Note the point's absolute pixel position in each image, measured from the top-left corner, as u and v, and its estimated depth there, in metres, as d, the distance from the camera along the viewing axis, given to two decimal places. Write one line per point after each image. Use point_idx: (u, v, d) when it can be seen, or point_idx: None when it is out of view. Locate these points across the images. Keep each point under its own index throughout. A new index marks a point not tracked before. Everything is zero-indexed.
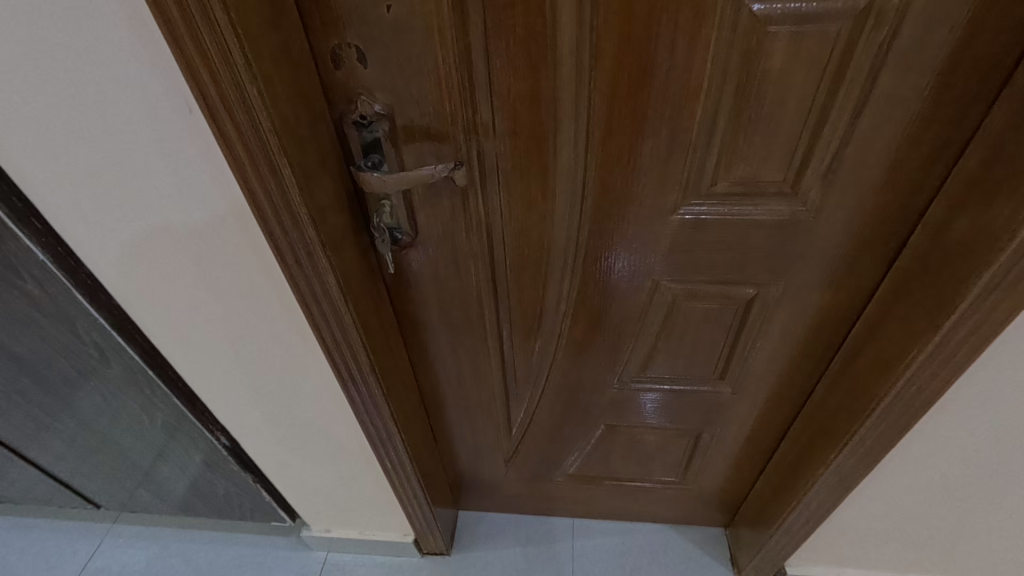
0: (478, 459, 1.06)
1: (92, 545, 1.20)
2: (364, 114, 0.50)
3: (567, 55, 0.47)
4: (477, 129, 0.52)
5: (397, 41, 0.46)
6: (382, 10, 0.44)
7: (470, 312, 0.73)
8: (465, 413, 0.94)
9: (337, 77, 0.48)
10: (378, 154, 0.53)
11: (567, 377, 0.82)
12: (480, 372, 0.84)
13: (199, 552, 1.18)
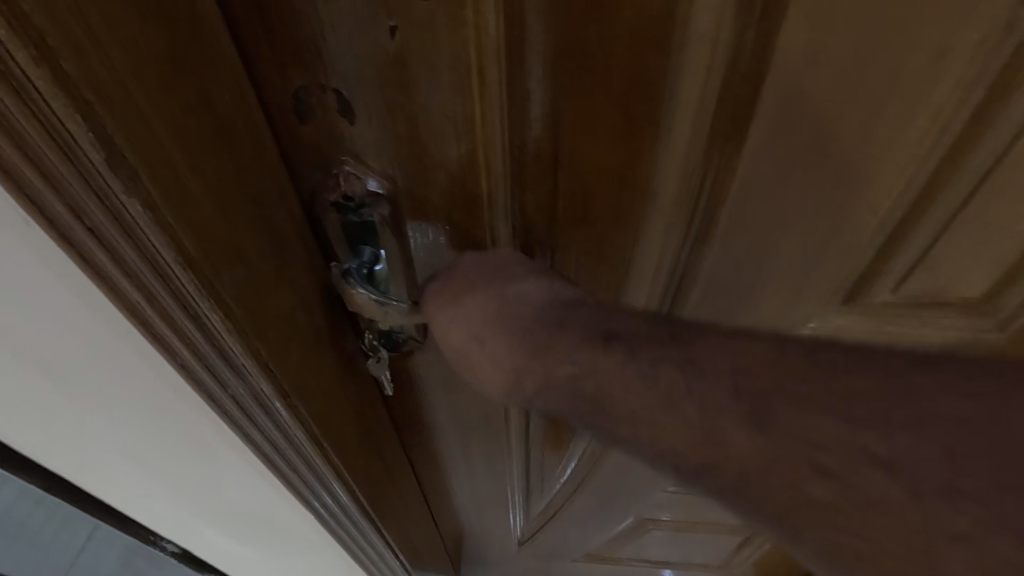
0: (487, 538, 0.90)
1: None
2: (350, 194, 0.31)
3: (688, 116, 0.28)
4: (527, 211, 0.33)
5: (404, 85, 0.27)
6: (383, 33, 0.25)
7: (492, 414, 0.55)
8: (473, 501, 0.77)
9: (303, 136, 0.29)
10: (371, 247, 0.33)
11: (609, 472, 0.66)
12: (497, 470, 0.67)
13: None
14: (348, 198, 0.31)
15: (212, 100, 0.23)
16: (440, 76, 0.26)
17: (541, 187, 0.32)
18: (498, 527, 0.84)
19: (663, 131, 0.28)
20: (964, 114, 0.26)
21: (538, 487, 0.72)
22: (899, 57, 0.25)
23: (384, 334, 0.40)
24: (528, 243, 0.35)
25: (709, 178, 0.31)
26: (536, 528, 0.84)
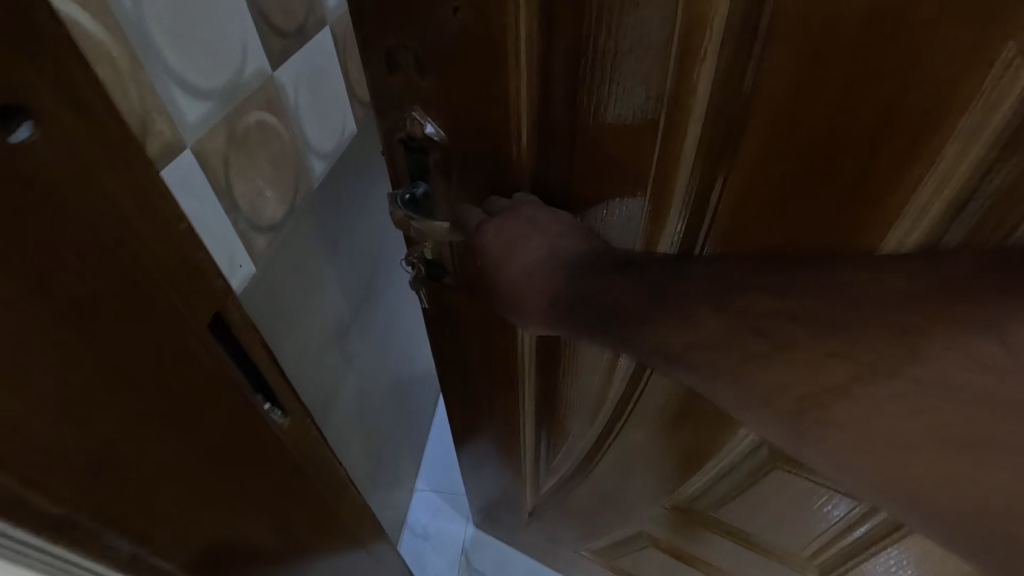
0: (513, 480, 0.98)
1: None
2: (413, 134, 0.45)
3: (700, 74, 0.35)
4: (545, 155, 0.44)
5: (459, 49, 0.39)
6: (450, 11, 0.37)
7: (506, 365, 0.66)
8: (492, 449, 0.89)
9: (390, 83, 0.43)
10: (424, 179, 0.48)
11: (632, 440, 0.69)
12: (510, 422, 0.78)
13: None
14: (411, 141, 0.45)
15: (99, 230, 0.29)
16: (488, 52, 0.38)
17: (561, 136, 0.42)
18: (523, 468, 0.91)
19: (675, 83, 0.36)
20: (951, 107, 0.30)
21: (565, 438, 0.78)
22: (864, 41, 0.29)
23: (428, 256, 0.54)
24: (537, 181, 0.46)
25: (722, 128, 0.37)
26: (564, 479, 0.90)
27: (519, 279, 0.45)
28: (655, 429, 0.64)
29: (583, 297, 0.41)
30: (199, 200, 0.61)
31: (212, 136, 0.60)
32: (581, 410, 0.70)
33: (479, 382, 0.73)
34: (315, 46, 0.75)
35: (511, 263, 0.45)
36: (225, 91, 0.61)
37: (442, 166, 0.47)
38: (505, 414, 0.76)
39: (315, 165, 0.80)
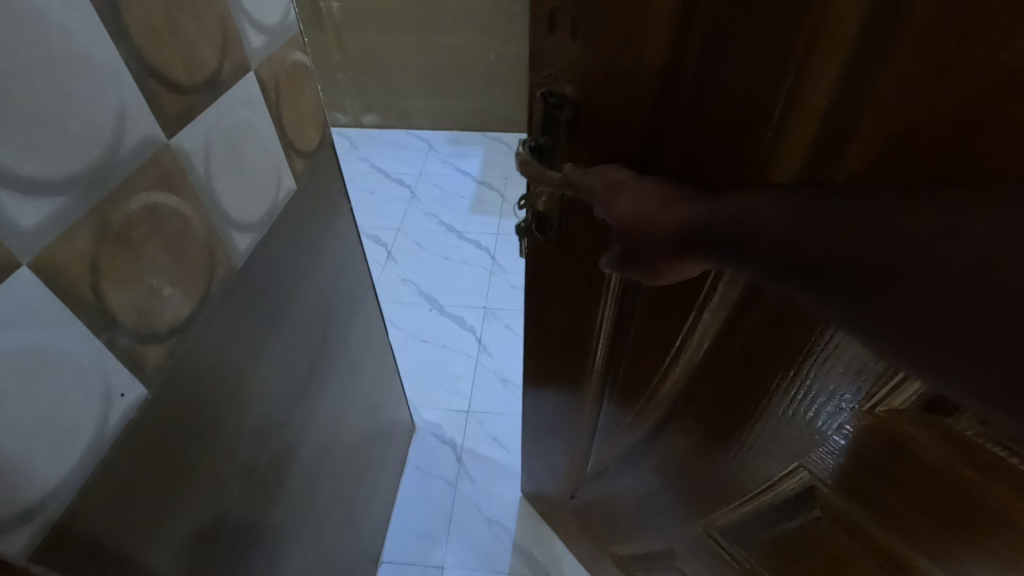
0: (563, 442, 0.97)
1: None
2: (553, 92, 0.44)
3: (825, 71, 0.32)
4: (663, 130, 0.42)
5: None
6: None
7: (584, 335, 0.68)
8: (551, 427, 0.94)
9: (544, 45, 0.42)
10: (550, 135, 0.46)
11: (710, 429, 0.62)
12: (571, 399, 0.83)
13: None
14: (552, 98, 0.44)
15: None
16: (619, 34, 0.38)
17: (677, 109, 0.40)
18: (582, 429, 0.88)
19: (792, 73, 0.34)
20: None
21: (637, 413, 0.71)
22: None
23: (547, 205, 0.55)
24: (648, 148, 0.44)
25: (839, 120, 0.34)
26: (615, 461, 0.86)
27: (643, 242, 0.44)
28: (745, 422, 0.57)
29: (711, 234, 0.40)
30: (34, 329, 0.38)
31: (66, 239, 0.39)
32: (669, 385, 0.62)
33: (572, 317, 0.67)
34: (235, 94, 0.57)
35: (632, 224, 0.43)
36: (88, 176, 0.40)
37: (572, 128, 0.45)
38: (588, 354, 0.71)
39: (235, 240, 0.58)
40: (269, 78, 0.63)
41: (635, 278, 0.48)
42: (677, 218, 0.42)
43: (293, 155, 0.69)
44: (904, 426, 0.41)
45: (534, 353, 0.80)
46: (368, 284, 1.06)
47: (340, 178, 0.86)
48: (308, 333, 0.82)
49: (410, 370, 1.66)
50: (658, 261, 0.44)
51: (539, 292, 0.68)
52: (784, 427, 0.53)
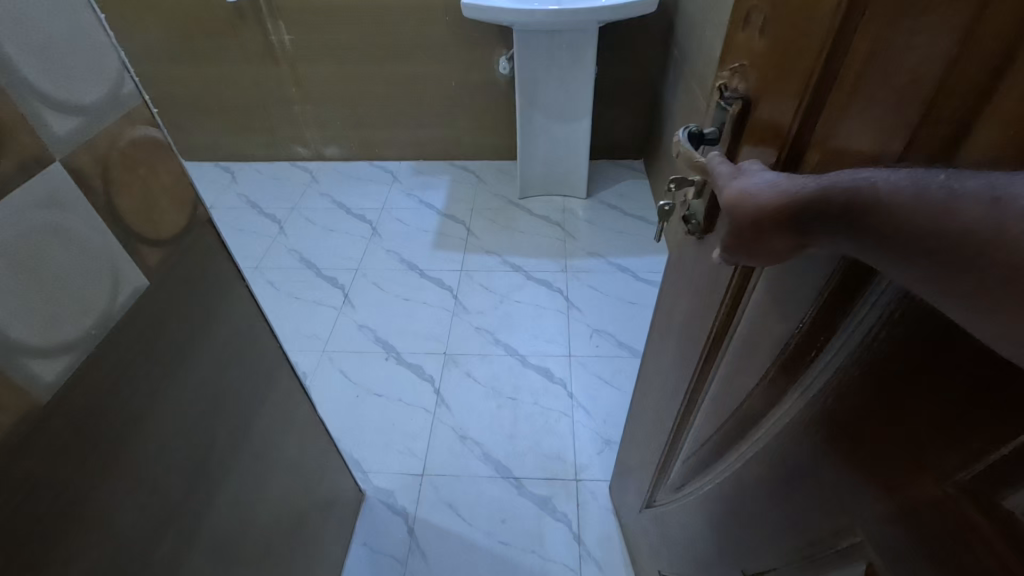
0: (658, 438, 0.93)
1: (310, 366, 1.71)
2: (731, 89, 0.50)
3: (966, 75, 0.30)
4: (807, 135, 0.41)
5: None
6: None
7: (703, 323, 0.67)
8: (656, 414, 0.94)
9: (739, 40, 0.49)
10: (717, 128, 0.52)
11: (770, 446, 0.54)
12: (676, 389, 0.81)
13: (354, 429, 1.54)
14: (728, 92, 0.50)
15: None
16: (786, 30, 0.42)
17: (818, 113, 0.39)
18: (676, 421, 0.83)
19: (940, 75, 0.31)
20: None
21: (718, 420, 0.66)
22: None
23: (698, 194, 0.59)
24: (794, 153, 0.42)
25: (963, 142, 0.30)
26: (692, 475, 0.79)
27: (745, 216, 0.42)
28: (803, 449, 0.48)
29: (819, 208, 0.36)
30: None
31: None
32: (756, 390, 0.56)
33: (707, 292, 0.64)
34: (34, 193, 0.47)
35: (739, 196, 0.43)
36: None
37: (738, 123, 0.49)
38: (704, 333, 0.66)
39: (35, 368, 0.48)
40: (92, 164, 0.52)
41: (750, 262, 0.46)
42: (786, 193, 0.39)
43: (142, 245, 0.59)
44: (977, 499, 0.33)
45: (675, 322, 0.78)
46: (280, 357, 0.95)
47: (226, 256, 0.76)
48: (189, 440, 0.71)
49: (363, 430, 1.54)
50: (757, 239, 0.42)
51: (688, 267, 0.70)
52: (836, 466, 0.44)
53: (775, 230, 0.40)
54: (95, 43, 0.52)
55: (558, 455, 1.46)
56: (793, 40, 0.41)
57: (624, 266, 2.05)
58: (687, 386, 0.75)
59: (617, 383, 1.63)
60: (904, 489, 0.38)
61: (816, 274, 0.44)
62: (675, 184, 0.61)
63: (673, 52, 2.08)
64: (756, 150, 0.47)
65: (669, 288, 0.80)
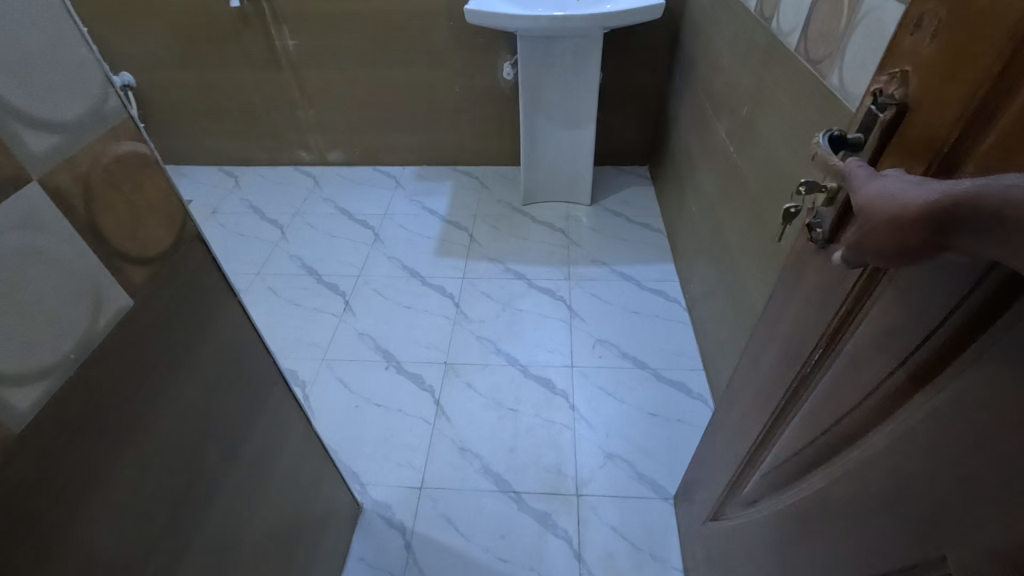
0: (737, 450, 0.91)
1: (312, 374, 1.71)
2: (886, 95, 0.49)
3: None
4: (970, 145, 0.41)
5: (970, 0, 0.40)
6: None
7: (809, 333, 0.65)
8: (738, 428, 0.91)
9: (903, 44, 0.47)
10: (864, 135, 0.51)
11: (866, 463, 0.53)
12: (767, 402, 0.79)
13: (357, 441, 1.52)
14: (882, 97, 0.49)
15: None
16: (967, 40, 0.41)
17: (987, 123, 0.39)
18: (762, 433, 0.80)
19: None
20: None
21: (807, 433, 0.65)
22: None
23: (828, 200, 0.58)
24: (948, 161, 0.43)
25: None
26: (768, 489, 0.77)
27: (879, 214, 0.43)
28: (907, 465, 0.47)
29: (955, 214, 0.37)
30: None
31: None
32: (861, 403, 0.55)
33: (824, 301, 0.61)
34: (6, 215, 0.45)
35: (877, 196, 0.44)
36: None
37: (889, 130, 0.49)
38: (813, 342, 0.64)
39: (11, 397, 0.47)
40: (72, 183, 0.50)
41: (878, 264, 0.47)
42: (930, 194, 0.39)
43: (127, 264, 0.57)
44: None
45: (779, 333, 0.74)
46: (274, 373, 0.93)
47: (218, 271, 0.74)
48: (177, 462, 0.69)
49: (361, 442, 1.52)
50: (886, 238, 0.43)
51: (799, 277, 0.68)
52: (940, 485, 0.43)
53: (909, 230, 0.40)
54: (76, 59, 0.51)
55: (559, 469, 1.43)
56: (976, 51, 0.40)
57: (628, 274, 2.02)
58: (781, 398, 0.73)
59: (620, 395, 1.60)
60: (1018, 519, 0.37)
61: (953, 287, 0.43)
62: (805, 189, 0.59)
63: (679, 58, 2.06)
64: (905, 160, 0.48)
65: (775, 297, 0.75)
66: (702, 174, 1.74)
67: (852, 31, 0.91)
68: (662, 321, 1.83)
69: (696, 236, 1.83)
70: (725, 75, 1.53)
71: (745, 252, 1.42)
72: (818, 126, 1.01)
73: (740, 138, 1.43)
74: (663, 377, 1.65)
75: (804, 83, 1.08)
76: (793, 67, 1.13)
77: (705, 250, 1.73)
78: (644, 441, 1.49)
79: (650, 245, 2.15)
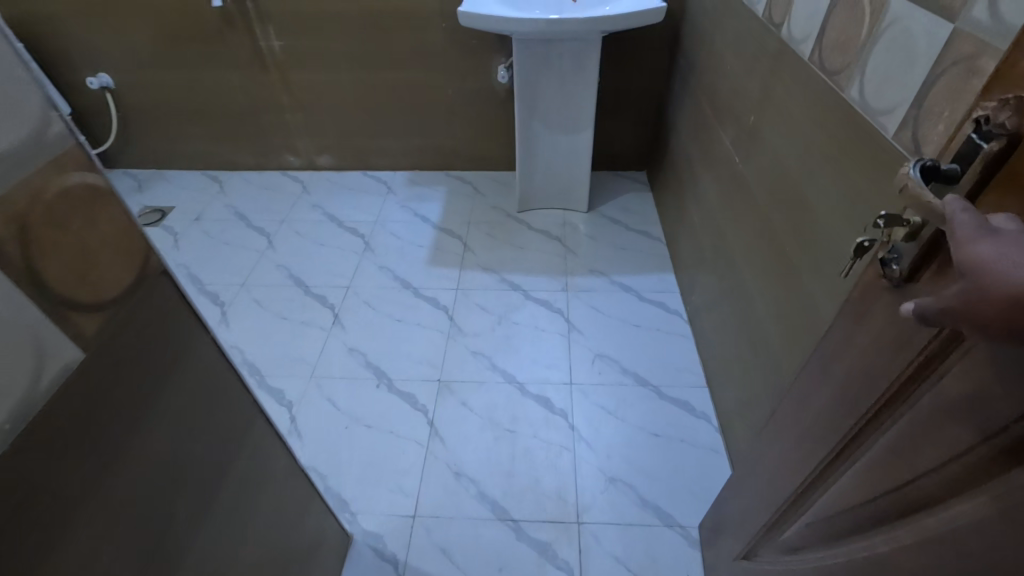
0: (776, 490, 0.85)
1: (300, 393, 1.63)
2: (993, 122, 0.43)
3: None
4: None
5: None
6: None
7: (875, 379, 0.59)
8: (776, 466, 0.85)
9: (1017, 69, 0.41)
10: (964, 166, 0.45)
11: (955, 536, 0.47)
12: (814, 446, 0.73)
13: (349, 467, 1.44)
14: (985, 125, 0.43)
15: None
16: None
17: None
18: (810, 478, 0.74)
19: None
20: None
21: (871, 488, 0.59)
22: None
23: (910, 235, 0.53)
24: None
25: None
26: (817, 539, 0.71)
27: (992, 283, 0.37)
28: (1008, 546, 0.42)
29: None
30: None
31: None
32: (945, 466, 0.49)
33: (901, 342, 0.55)
34: None
35: (990, 261, 0.38)
36: None
37: (995, 162, 0.44)
38: (882, 387, 0.58)
39: None
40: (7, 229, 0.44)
41: (971, 333, 0.41)
42: None
43: (77, 312, 0.50)
44: None
45: (836, 370, 0.67)
46: (254, 407, 0.86)
47: (185, 306, 0.67)
48: (143, 529, 0.61)
49: (351, 466, 1.45)
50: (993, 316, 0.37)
51: (862, 318, 0.62)
52: None
53: None
54: (10, 82, 0.43)
55: (558, 495, 1.37)
56: None
57: (628, 285, 1.96)
58: (836, 445, 0.67)
59: (620, 414, 1.54)
60: None
61: None
62: (884, 222, 0.54)
63: (679, 62, 2.00)
64: (1016, 202, 0.42)
65: (831, 332, 0.69)
66: (704, 183, 1.68)
67: (874, 41, 0.85)
68: (663, 335, 1.77)
69: (697, 247, 1.77)
70: (730, 82, 1.47)
71: (750, 268, 1.36)
72: (834, 140, 0.96)
73: (745, 148, 1.37)
74: (665, 394, 1.59)
75: (817, 94, 1.02)
76: (805, 76, 1.07)
77: (706, 261, 1.68)
78: (646, 463, 1.43)
79: (649, 254, 2.09)
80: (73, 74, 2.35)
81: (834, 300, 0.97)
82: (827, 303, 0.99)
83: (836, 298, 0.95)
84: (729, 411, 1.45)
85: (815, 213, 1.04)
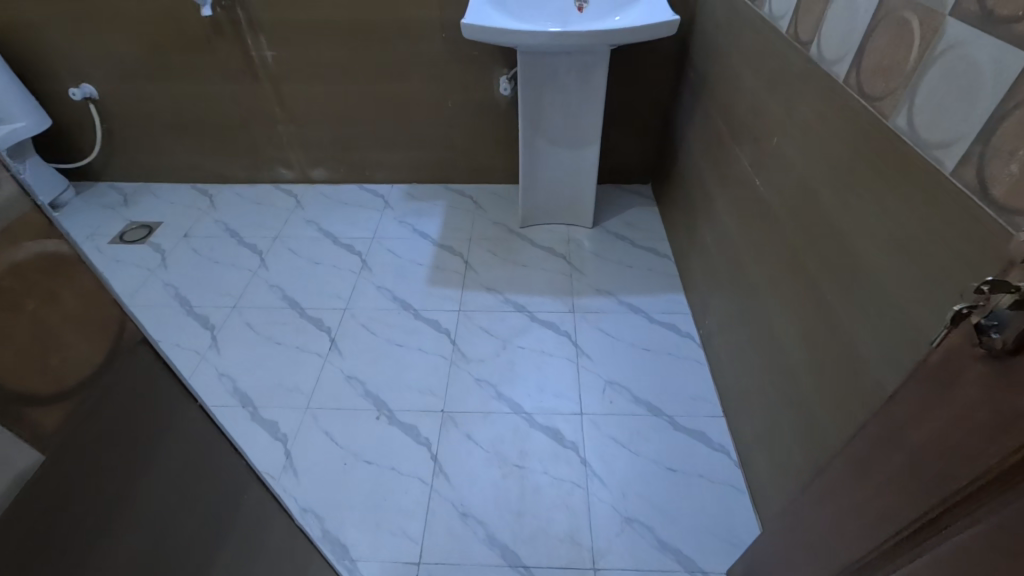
0: (826, 560, 0.77)
1: (295, 426, 1.54)
2: None
3: None
4: None
5: None
6: None
7: (958, 467, 0.52)
8: (825, 533, 0.78)
9: None
10: None
11: None
12: (878, 524, 0.65)
13: (348, 509, 1.35)
14: None
15: None
16: None
17: None
18: (872, 555, 0.66)
19: None
20: None
21: None
22: None
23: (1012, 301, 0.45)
24: None
25: None
26: None
27: None
28: None
29: None
30: None
31: None
32: None
33: (990, 429, 0.48)
34: None
35: None
36: None
37: None
38: (966, 478, 0.51)
39: None
40: None
41: None
42: None
43: (30, 406, 0.43)
44: None
45: (910, 440, 0.60)
46: (251, 471, 0.77)
47: (168, 374, 0.58)
48: None
49: (350, 508, 1.36)
50: None
51: (944, 393, 0.54)
52: None
53: None
54: None
55: (572, 538, 1.29)
56: None
57: (637, 306, 1.89)
58: (908, 530, 0.59)
59: (635, 448, 1.47)
60: None
61: None
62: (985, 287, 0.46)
63: (687, 74, 1.93)
64: None
65: (900, 400, 0.61)
66: (718, 202, 1.61)
67: (926, 69, 0.78)
68: (675, 360, 1.70)
69: (710, 268, 1.70)
70: (748, 100, 1.40)
71: (771, 296, 1.29)
72: (877, 170, 0.89)
73: (767, 170, 1.30)
74: (679, 425, 1.52)
75: (853, 119, 0.95)
76: (838, 100, 1.00)
77: (721, 284, 1.61)
78: (663, 502, 1.36)
79: (657, 272, 2.02)
80: (54, 84, 2.24)
81: (874, 341, 0.90)
82: (866, 344, 0.92)
83: (880, 340, 0.88)
84: (749, 445, 1.38)
85: (851, 245, 0.97)
